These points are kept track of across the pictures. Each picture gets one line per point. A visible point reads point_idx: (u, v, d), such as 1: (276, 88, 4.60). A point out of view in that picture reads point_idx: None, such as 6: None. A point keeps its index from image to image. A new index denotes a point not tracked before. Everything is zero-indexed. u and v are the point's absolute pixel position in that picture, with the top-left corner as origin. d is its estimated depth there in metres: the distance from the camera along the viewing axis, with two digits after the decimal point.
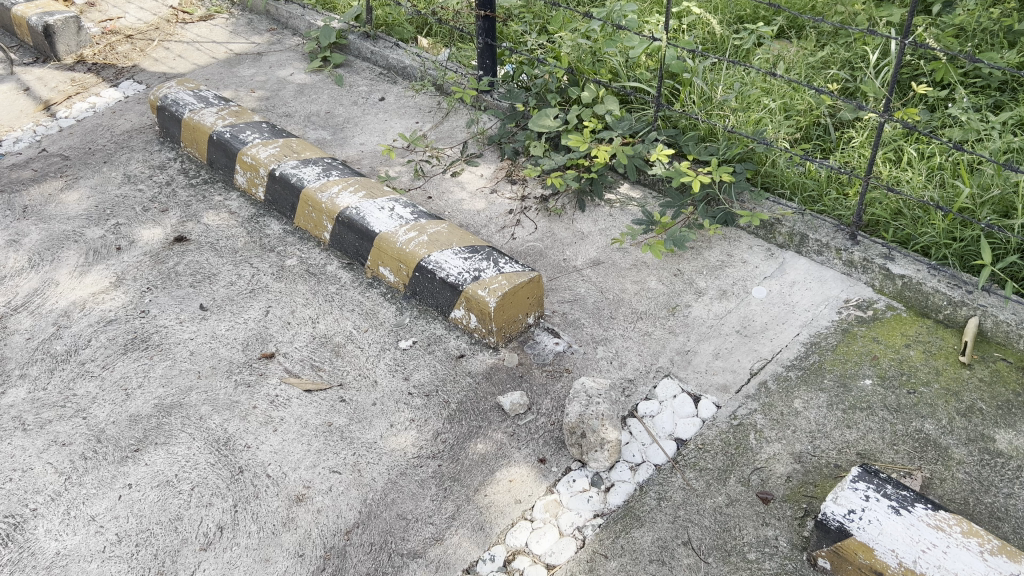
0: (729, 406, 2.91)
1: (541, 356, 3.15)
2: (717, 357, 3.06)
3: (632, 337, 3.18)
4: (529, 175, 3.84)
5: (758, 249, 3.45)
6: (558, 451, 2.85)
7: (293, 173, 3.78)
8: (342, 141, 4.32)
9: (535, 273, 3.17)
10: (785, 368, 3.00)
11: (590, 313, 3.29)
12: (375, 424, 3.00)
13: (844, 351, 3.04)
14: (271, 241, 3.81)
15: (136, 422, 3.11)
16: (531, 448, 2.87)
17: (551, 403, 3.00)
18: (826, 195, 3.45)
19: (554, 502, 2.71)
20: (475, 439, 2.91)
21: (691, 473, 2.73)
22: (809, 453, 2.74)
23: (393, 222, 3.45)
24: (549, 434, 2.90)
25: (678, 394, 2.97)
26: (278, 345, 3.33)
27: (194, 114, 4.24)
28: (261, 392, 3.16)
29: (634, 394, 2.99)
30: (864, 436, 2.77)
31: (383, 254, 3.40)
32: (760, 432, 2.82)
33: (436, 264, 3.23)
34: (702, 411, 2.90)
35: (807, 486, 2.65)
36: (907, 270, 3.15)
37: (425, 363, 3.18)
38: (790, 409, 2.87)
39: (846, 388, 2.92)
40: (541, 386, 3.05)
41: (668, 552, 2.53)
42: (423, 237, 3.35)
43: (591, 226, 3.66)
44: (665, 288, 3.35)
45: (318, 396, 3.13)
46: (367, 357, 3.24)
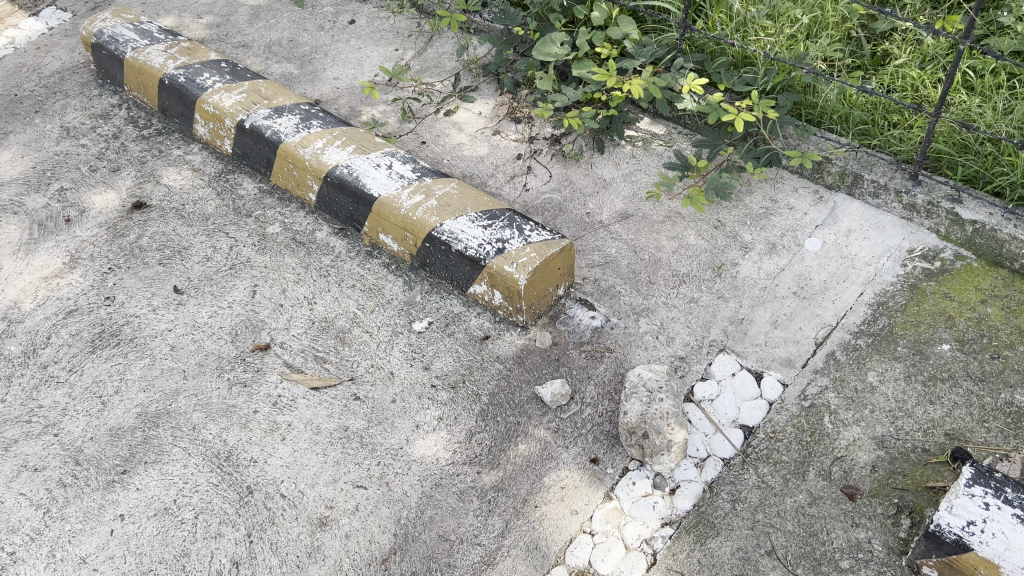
0: (797, 384, 2.61)
1: (577, 333, 2.80)
2: (776, 326, 2.74)
3: (677, 306, 2.84)
4: (541, 117, 3.36)
5: (805, 192, 3.08)
6: (611, 448, 2.53)
7: (266, 124, 3.25)
8: (312, 76, 3.78)
9: (566, 241, 2.76)
10: (852, 335, 2.69)
11: (626, 279, 2.92)
12: (399, 425, 2.64)
13: (915, 311, 2.73)
14: (246, 204, 3.33)
15: (118, 437, 2.70)
16: (580, 447, 2.54)
17: (596, 390, 2.66)
18: (881, 127, 3.08)
19: (615, 511, 2.41)
20: (515, 439, 2.58)
21: (764, 468, 2.44)
22: (892, 436, 2.47)
23: (393, 182, 2.98)
24: (598, 429, 2.58)
25: (737, 372, 2.66)
26: (272, 334, 2.92)
27: (138, 53, 3.63)
28: (261, 393, 2.77)
29: (688, 375, 2.67)
30: (949, 413, 2.50)
31: (385, 222, 2.96)
32: (836, 414, 2.53)
33: (451, 235, 2.80)
34: (767, 392, 2.60)
35: (896, 477, 2.38)
36: (977, 214, 2.83)
37: (446, 349, 2.81)
38: (865, 385, 2.58)
39: (923, 355, 2.63)
40: (582, 370, 2.71)
41: (752, 566, 2.26)
42: (431, 201, 2.90)
43: (613, 171, 3.25)
44: (706, 245, 2.99)
45: (328, 394, 2.74)
46: (378, 343, 2.85)
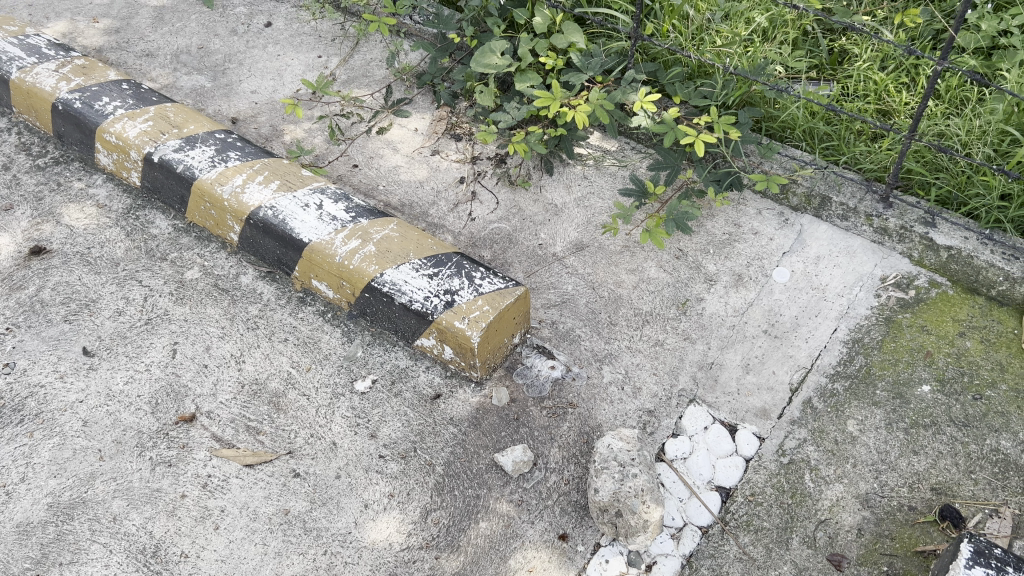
0: (774, 437, 2.43)
1: (536, 387, 2.56)
2: (748, 371, 2.55)
3: (641, 350, 2.62)
4: (484, 139, 3.05)
5: (769, 214, 2.88)
6: (579, 522, 2.33)
7: (177, 158, 2.90)
8: (227, 90, 3.42)
9: (521, 288, 2.51)
10: (829, 379, 2.53)
11: (585, 321, 2.69)
12: (346, 505, 2.40)
13: (892, 348, 2.57)
14: (160, 245, 3.00)
15: (27, 535, 2.38)
16: (546, 522, 2.34)
17: (560, 454, 2.44)
18: (848, 143, 2.92)
19: None
20: (475, 516, 2.36)
21: (745, 537, 2.27)
22: (877, 494, 2.32)
23: (324, 225, 2.68)
24: (564, 499, 2.37)
25: (710, 426, 2.47)
26: (198, 402, 2.63)
27: (26, 74, 3.22)
28: (188, 474, 2.49)
29: (658, 431, 2.47)
30: (934, 464, 2.35)
31: (318, 269, 2.66)
32: (816, 471, 2.37)
33: (393, 286, 2.52)
34: (742, 448, 2.43)
35: (883, 541, 2.24)
36: (952, 239, 2.72)
37: (393, 412, 2.55)
38: (845, 436, 2.42)
39: (903, 399, 2.48)
40: (543, 431, 2.49)
41: None
42: (368, 246, 2.61)
43: (564, 195, 3.01)
44: (669, 278, 2.77)
45: (264, 472, 2.47)
46: (317, 408, 2.58)
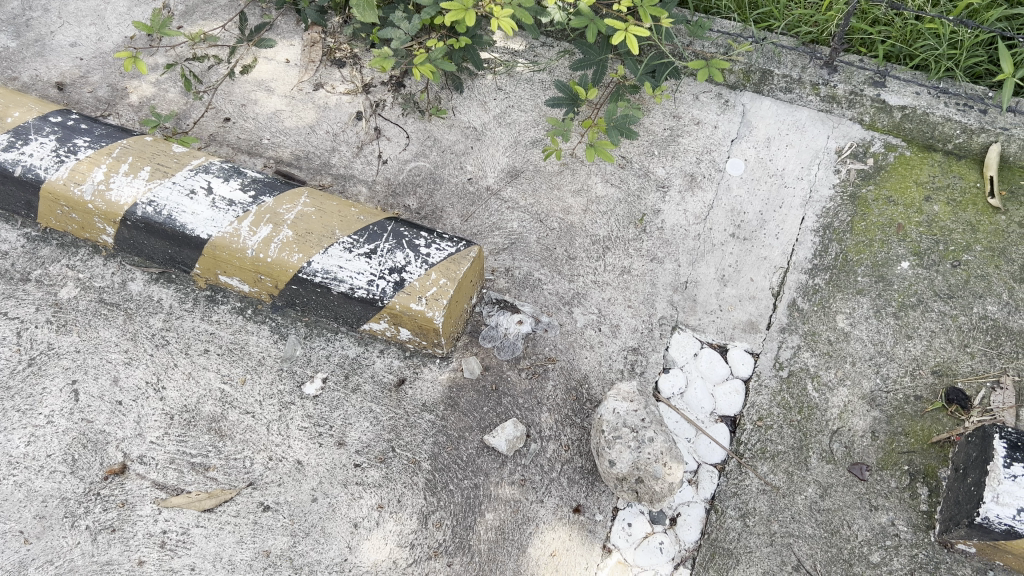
0: (768, 351, 2.29)
1: (507, 348, 2.30)
2: (725, 283, 2.37)
3: (610, 283, 2.38)
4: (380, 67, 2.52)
5: (707, 98, 2.63)
6: (591, 489, 2.16)
7: (10, 158, 2.33)
8: (39, 47, 2.79)
9: (474, 248, 2.20)
10: (808, 275, 2.38)
11: (542, 260, 2.42)
12: (333, 531, 2.13)
13: (864, 228, 2.44)
14: (17, 262, 2.48)
15: None
16: (557, 498, 2.15)
17: (552, 418, 2.23)
18: (781, 5, 2.65)
19: (620, 566, 2.08)
20: (479, 508, 2.15)
21: (764, 466, 2.16)
22: (881, 391, 2.24)
23: (222, 212, 2.23)
24: (569, 467, 2.18)
25: (700, 351, 2.31)
26: (123, 448, 2.24)
27: None
28: (138, 535, 2.14)
29: (648, 370, 2.28)
30: (929, 346, 2.28)
31: (228, 265, 2.25)
32: (817, 378, 2.26)
33: (326, 275, 2.16)
34: (738, 369, 2.28)
35: (899, 439, 2.18)
36: (904, 98, 2.53)
37: (356, 411, 2.25)
38: (837, 334, 2.31)
39: (886, 281, 2.37)
40: (527, 396, 2.25)
41: None
42: (283, 231, 2.20)
43: (481, 116, 2.65)
44: (619, 192, 2.51)
45: (228, 513, 2.16)
46: (267, 425, 2.25)
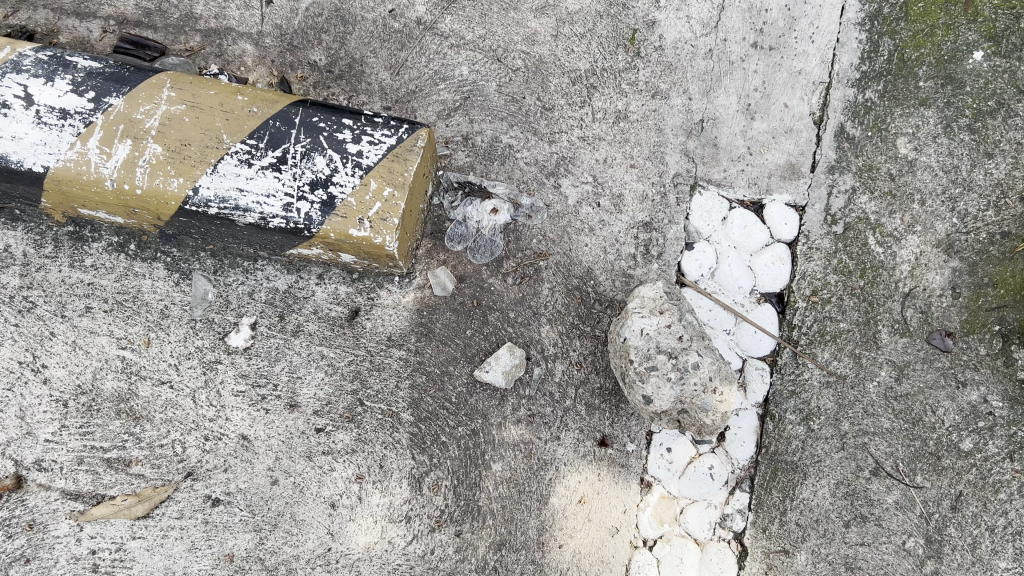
0: (816, 202, 1.79)
1: (484, 249, 1.76)
2: (753, 116, 1.82)
3: (603, 137, 1.81)
4: None
5: None
6: (616, 414, 1.72)
7: None
8: None
9: (420, 132, 1.59)
10: (856, 89, 1.80)
11: (510, 118, 1.81)
12: (306, 517, 1.71)
13: (922, 11, 1.77)
14: None
15: None
16: (577, 432, 1.72)
17: (556, 331, 1.75)
18: None
19: (664, 502, 1.72)
20: (482, 461, 1.71)
21: (826, 353, 1.73)
22: (960, 234, 1.68)
23: (54, 131, 1.54)
24: (585, 392, 1.73)
25: (729, 214, 1.80)
26: (10, 455, 1.71)
27: None
28: (62, 561, 1.70)
29: (667, 250, 1.78)
30: (1017, 164, 1.67)
31: (86, 198, 1.61)
32: (881, 228, 1.75)
33: (224, 203, 1.56)
34: (780, 231, 1.79)
35: (987, 293, 1.65)
36: None
37: (303, 360, 1.74)
38: (899, 165, 1.75)
39: (956, 84, 1.72)
40: (519, 308, 1.76)
41: (862, 501, 1.68)
42: (149, 146, 1.55)
43: None
44: (598, 3, 1.84)
45: (169, 516, 1.70)
46: (193, 396, 1.74)
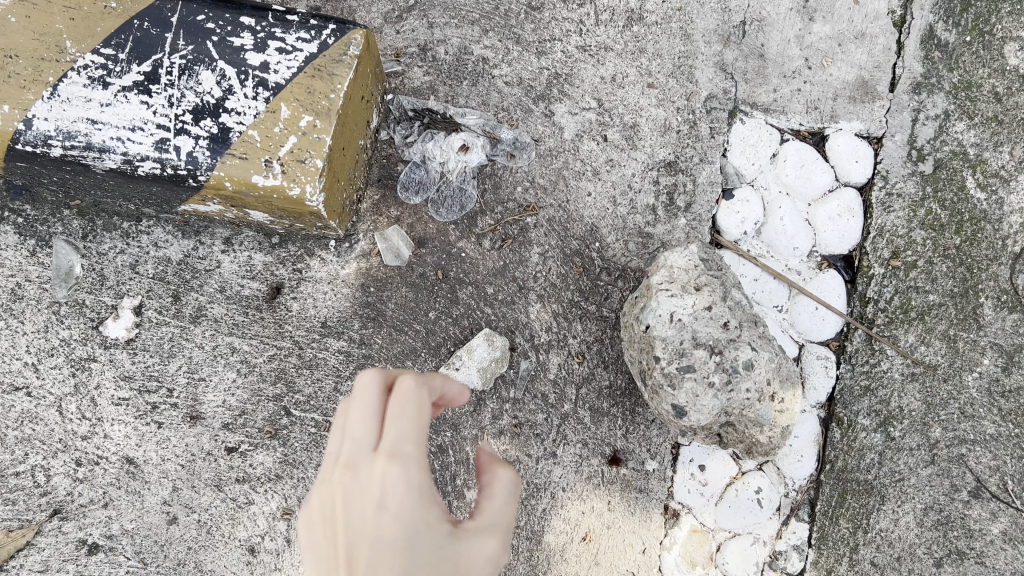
0: (897, 131, 1.33)
1: (451, 202, 1.30)
2: (812, 17, 1.35)
3: (610, 47, 1.34)
4: None
5: None
6: (631, 422, 1.28)
7: None
8: None
9: (354, 35, 1.11)
10: None
11: (483, 22, 1.33)
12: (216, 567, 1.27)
13: None
14: None
15: None
16: (579, 446, 1.28)
17: (549, 311, 1.30)
18: None
19: (696, 537, 1.28)
20: (452, 488, 1.28)
21: (910, 336, 1.29)
22: None
23: None
24: (589, 393, 1.28)
25: (780, 148, 1.34)
26: None
27: None
28: None
29: (698, 200, 1.32)
30: None
31: None
32: (984, 166, 1.30)
33: (70, 141, 1.08)
34: (850, 170, 1.33)
35: None
36: None
37: (207, 356, 1.28)
38: (1007, 81, 1.30)
39: None
40: (500, 281, 1.30)
41: (957, 532, 1.27)
42: None
43: None
44: None
45: (30, 571, 1.26)
46: (58, 406, 1.28)
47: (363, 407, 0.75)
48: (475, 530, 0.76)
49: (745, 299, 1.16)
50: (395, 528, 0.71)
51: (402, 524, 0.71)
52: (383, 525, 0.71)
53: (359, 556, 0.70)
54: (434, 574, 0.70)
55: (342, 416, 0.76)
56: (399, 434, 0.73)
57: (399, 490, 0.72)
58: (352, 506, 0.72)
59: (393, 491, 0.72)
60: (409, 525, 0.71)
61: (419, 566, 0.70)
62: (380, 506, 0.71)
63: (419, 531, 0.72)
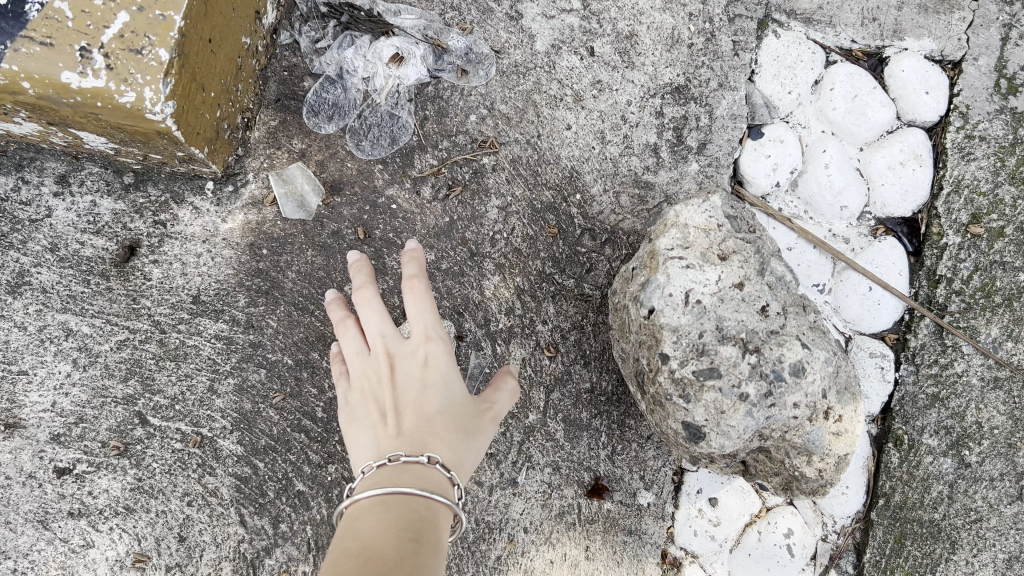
0: (981, 53, 0.98)
1: (377, 135, 0.94)
2: None
3: None
4: None
5: None
6: (620, 439, 0.95)
7: None
8: None
9: None
10: None
11: None
12: None
13: None
14: None
15: None
16: (549, 473, 0.93)
17: (511, 286, 0.95)
18: None
19: None
20: None
21: (995, 328, 0.96)
22: None
23: None
24: (563, 399, 0.94)
25: (823, 74, 1.00)
26: None
27: None
28: None
29: (715, 140, 0.97)
30: None
31: None
32: None
33: None
34: (915, 103, 0.98)
35: None
36: None
37: (29, 341, 0.92)
38: None
39: None
40: (443, 244, 0.95)
41: None
42: None
43: None
44: None
45: None
46: None
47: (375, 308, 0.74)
48: (492, 403, 0.75)
49: (789, 273, 0.80)
50: (437, 381, 0.71)
51: (425, 387, 0.71)
52: (431, 377, 0.71)
53: (405, 406, 0.70)
54: (456, 420, 0.70)
55: (341, 327, 0.76)
56: (418, 308, 0.73)
57: (444, 360, 0.73)
58: (397, 379, 0.71)
59: (408, 372, 0.72)
60: (447, 388, 0.71)
61: (448, 408, 0.70)
62: (426, 368, 0.72)
63: (460, 392, 0.72)
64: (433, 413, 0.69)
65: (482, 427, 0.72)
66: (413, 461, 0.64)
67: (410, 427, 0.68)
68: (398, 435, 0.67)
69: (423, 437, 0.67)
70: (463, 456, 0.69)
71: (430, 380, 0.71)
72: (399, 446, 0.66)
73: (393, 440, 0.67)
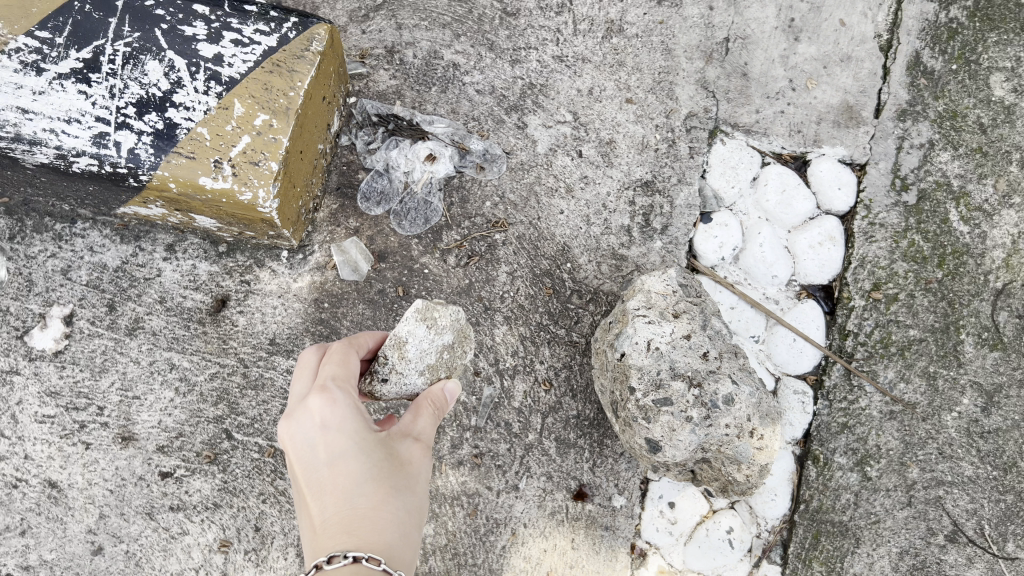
0: (881, 159, 1.27)
1: (414, 215, 1.22)
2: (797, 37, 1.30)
3: (587, 58, 1.28)
4: None
5: None
6: (599, 454, 1.21)
7: None
8: None
9: (323, 28, 1.03)
10: (938, 3, 1.29)
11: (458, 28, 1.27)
12: None
13: None
14: None
15: None
16: (544, 480, 1.20)
17: (516, 334, 1.22)
18: None
19: None
20: None
21: (890, 372, 1.24)
22: None
23: None
24: (555, 423, 1.21)
25: (760, 172, 1.28)
26: None
27: None
28: None
29: (675, 223, 1.25)
30: None
31: None
32: (966, 198, 1.26)
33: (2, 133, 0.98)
34: (830, 197, 1.27)
35: None
36: None
37: (142, 373, 1.19)
38: (992, 112, 1.28)
39: None
40: (465, 301, 1.23)
41: None
42: None
43: None
44: None
45: None
46: None
47: (303, 384, 0.89)
48: (407, 448, 0.86)
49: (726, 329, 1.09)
50: (344, 444, 0.82)
51: (328, 455, 0.82)
52: (337, 439, 0.83)
53: (317, 479, 0.81)
54: (369, 480, 0.80)
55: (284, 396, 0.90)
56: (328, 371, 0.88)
57: (345, 413, 0.84)
58: (303, 444, 0.83)
59: (309, 438, 0.83)
60: (349, 450, 0.82)
61: (361, 468, 0.81)
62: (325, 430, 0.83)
63: (365, 448, 0.83)
64: (346, 478, 0.80)
65: (403, 474, 0.83)
66: (344, 563, 0.72)
67: (329, 507, 0.79)
68: (320, 521, 0.78)
69: (339, 517, 0.78)
70: (389, 524, 0.79)
71: (330, 443, 0.82)
72: (337, 541, 0.76)
73: (320, 526, 0.78)
